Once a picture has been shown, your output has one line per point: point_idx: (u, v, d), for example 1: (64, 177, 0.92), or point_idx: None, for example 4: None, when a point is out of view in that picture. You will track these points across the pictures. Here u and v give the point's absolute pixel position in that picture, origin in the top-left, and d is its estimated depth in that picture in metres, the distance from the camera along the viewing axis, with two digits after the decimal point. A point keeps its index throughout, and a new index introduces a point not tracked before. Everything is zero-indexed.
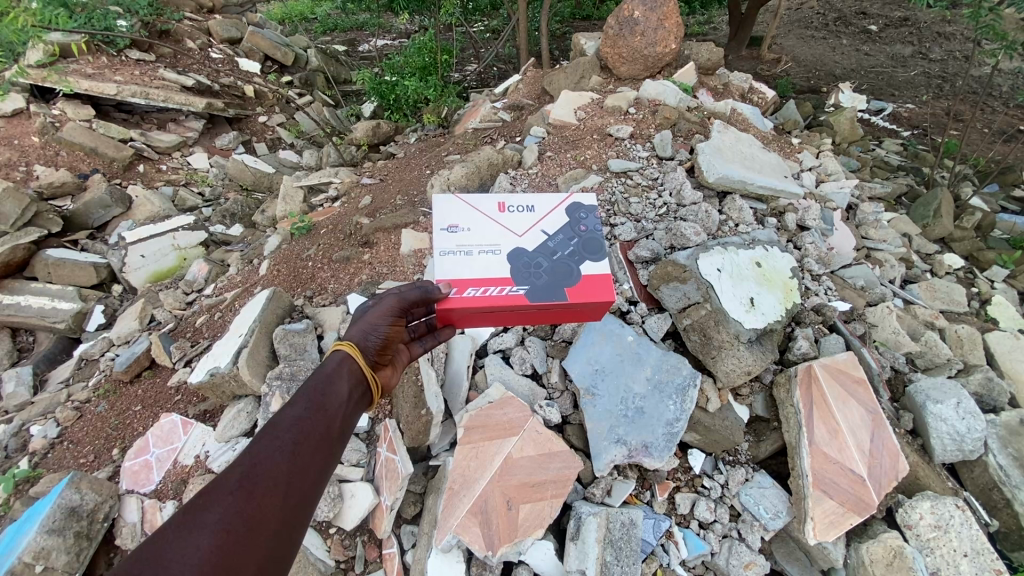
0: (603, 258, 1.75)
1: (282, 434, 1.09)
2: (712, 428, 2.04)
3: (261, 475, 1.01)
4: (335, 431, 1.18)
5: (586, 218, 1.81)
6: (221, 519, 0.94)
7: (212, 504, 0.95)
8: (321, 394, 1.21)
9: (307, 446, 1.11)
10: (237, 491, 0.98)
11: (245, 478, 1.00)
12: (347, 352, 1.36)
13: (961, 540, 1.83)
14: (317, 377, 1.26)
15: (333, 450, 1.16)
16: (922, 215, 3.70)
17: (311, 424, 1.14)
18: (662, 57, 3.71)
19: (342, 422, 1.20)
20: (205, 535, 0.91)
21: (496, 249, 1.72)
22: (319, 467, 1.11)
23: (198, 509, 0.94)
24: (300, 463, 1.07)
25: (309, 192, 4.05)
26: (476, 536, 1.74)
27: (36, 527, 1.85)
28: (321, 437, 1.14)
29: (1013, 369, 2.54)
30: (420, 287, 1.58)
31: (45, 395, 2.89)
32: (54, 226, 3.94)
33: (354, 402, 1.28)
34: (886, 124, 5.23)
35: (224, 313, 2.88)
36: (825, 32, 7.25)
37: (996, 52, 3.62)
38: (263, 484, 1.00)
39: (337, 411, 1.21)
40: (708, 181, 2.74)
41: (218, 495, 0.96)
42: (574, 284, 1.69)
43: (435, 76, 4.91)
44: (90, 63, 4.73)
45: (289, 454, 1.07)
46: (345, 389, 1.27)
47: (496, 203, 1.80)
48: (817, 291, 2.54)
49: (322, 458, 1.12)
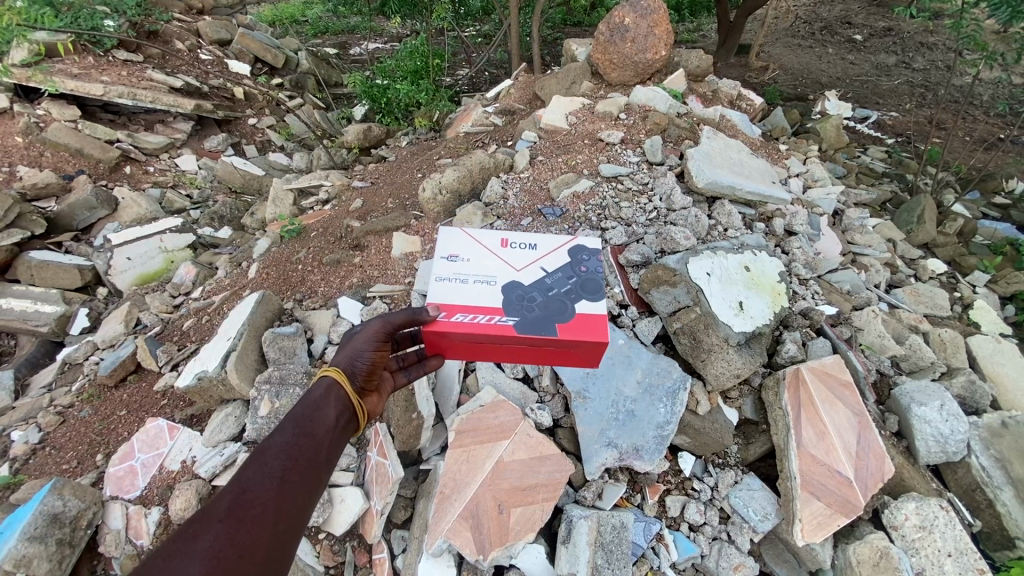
0: (601, 299, 1.67)
1: (271, 459, 1.09)
2: (701, 430, 2.07)
3: (250, 501, 1.01)
4: (323, 455, 1.17)
5: (587, 260, 1.78)
6: (211, 545, 0.94)
7: (202, 532, 0.94)
8: (309, 419, 1.21)
9: (295, 471, 1.10)
10: (227, 518, 0.97)
11: (234, 505, 0.99)
12: (335, 377, 1.36)
13: (945, 540, 1.85)
14: (305, 402, 1.26)
15: (322, 474, 1.16)
16: (906, 221, 3.77)
17: (300, 450, 1.13)
18: (652, 63, 3.74)
19: (331, 447, 1.20)
20: (196, 562, 0.91)
21: (491, 280, 1.70)
22: (309, 492, 1.10)
23: (189, 537, 0.93)
24: (289, 489, 1.07)
25: (299, 194, 4.01)
26: (467, 540, 1.73)
27: (17, 535, 1.81)
28: (310, 461, 1.14)
29: (995, 373, 2.59)
30: (408, 310, 1.57)
31: (27, 400, 2.83)
32: (38, 228, 3.87)
33: (342, 426, 1.28)
34: (870, 132, 5.34)
35: (213, 317, 2.86)
36: (811, 41, 7.39)
37: (977, 61, 3.68)
38: (252, 511, 1.00)
39: (326, 436, 1.21)
40: (698, 186, 2.77)
41: (207, 523, 0.96)
42: (564, 320, 1.62)
43: (426, 79, 4.97)
44: (76, 63, 4.68)
45: (278, 479, 1.06)
46: (333, 414, 1.27)
47: (500, 239, 1.82)
48: (805, 295, 2.57)
49: (311, 483, 1.12)
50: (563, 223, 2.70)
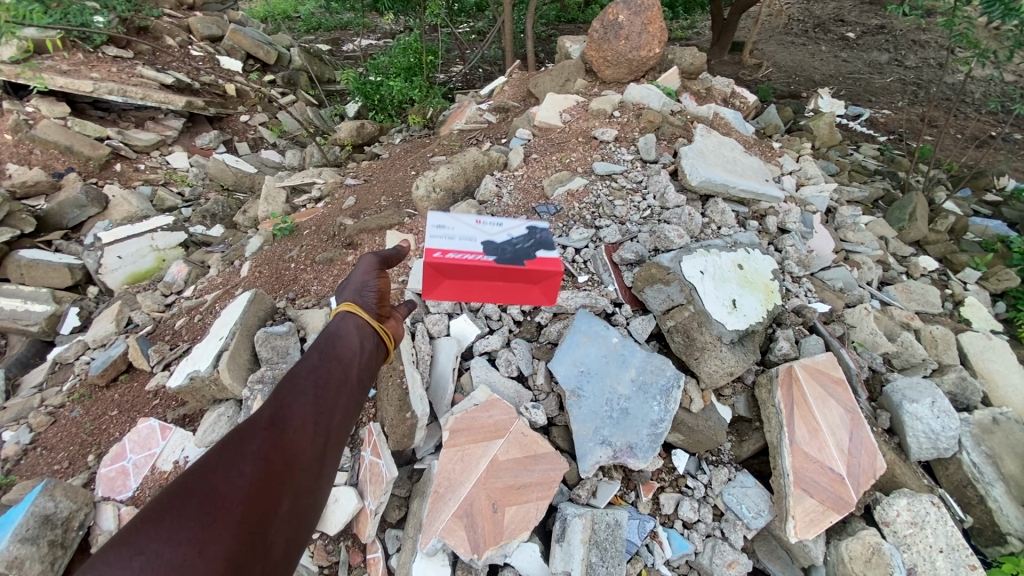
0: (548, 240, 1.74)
1: (303, 382, 1.10)
2: (695, 428, 2.07)
3: (290, 415, 1.02)
4: (352, 378, 1.19)
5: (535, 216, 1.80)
6: (259, 451, 0.94)
7: (248, 438, 0.95)
8: (332, 345, 1.22)
9: (328, 392, 1.12)
10: (270, 428, 0.99)
11: (275, 417, 1.00)
12: (346, 307, 1.34)
13: (936, 537, 1.87)
14: (324, 332, 1.26)
15: (352, 396, 1.18)
16: (898, 218, 3.80)
17: (329, 373, 1.15)
18: (646, 60, 3.74)
19: (357, 371, 1.21)
20: (245, 466, 0.92)
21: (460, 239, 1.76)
22: (341, 411, 1.13)
23: (236, 443, 0.94)
24: (324, 407, 1.09)
25: (291, 192, 3.99)
26: (461, 540, 1.73)
27: (8, 536, 1.80)
28: (340, 384, 1.16)
29: (985, 369, 2.61)
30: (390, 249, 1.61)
31: (17, 401, 2.81)
32: (28, 226, 3.83)
33: (367, 352, 1.28)
34: (863, 129, 5.36)
35: (205, 316, 2.84)
36: (804, 38, 7.40)
37: (969, 59, 3.70)
38: (294, 423, 1.02)
39: (352, 360, 1.22)
40: (691, 184, 2.78)
41: (252, 431, 0.97)
42: (540, 254, 1.72)
43: (420, 76, 4.94)
44: (65, 59, 4.62)
45: (312, 398, 1.08)
46: (356, 340, 1.27)
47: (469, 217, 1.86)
48: (797, 293, 2.59)
49: (343, 402, 1.14)
50: (557, 221, 2.70)
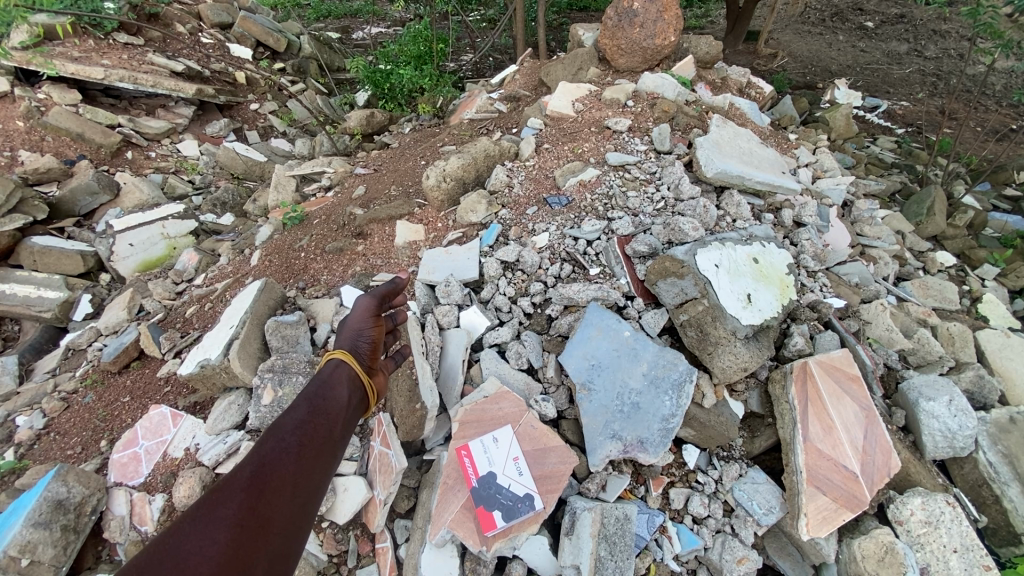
0: (502, 525, 1.73)
1: (286, 438, 1.08)
2: (706, 423, 2.04)
3: (271, 473, 1.00)
4: (336, 433, 1.19)
5: (523, 506, 1.77)
6: (235, 513, 0.91)
7: (224, 500, 0.92)
8: (322, 398, 1.24)
9: (311, 447, 1.11)
10: (248, 488, 0.95)
11: (256, 475, 0.98)
12: (341, 358, 1.41)
13: (950, 536, 1.84)
14: (315, 384, 1.29)
15: (335, 451, 1.17)
16: (915, 213, 3.73)
17: (314, 428, 1.14)
18: (661, 49, 3.67)
19: (342, 429, 1.22)
20: (220, 528, 0.88)
21: (488, 455, 1.85)
22: (323, 468, 1.10)
23: (212, 504, 0.90)
24: (306, 462, 1.07)
25: (301, 181, 3.98)
26: (470, 531, 1.76)
27: (22, 520, 1.82)
28: (325, 439, 1.15)
29: (1003, 367, 2.55)
30: (387, 281, 1.70)
31: (31, 386, 2.83)
32: (40, 213, 3.86)
33: (353, 406, 1.31)
34: (880, 121, 5.25)
35: (215, 305, 2.84)
36: (821, 28, 7.25)
37: (993, 50, 3.59)
38: (273, 482, 0.99)
39: (339, 414, 1.24)
40: (706, 176, 2.72)
41: (228, 492, 0.93)
42: (496, 521, 1.73)
43: (431, 65, 4.72)
44: (76, 46, 4.60)
45: (295, 454, 1.06)
46: (344, 393, 1.30)
47: (517, 453, 1.86)
48: (813, 288, 2.55)
49: (326, 458, 1.12)
50: (569, 212, 2.67)
